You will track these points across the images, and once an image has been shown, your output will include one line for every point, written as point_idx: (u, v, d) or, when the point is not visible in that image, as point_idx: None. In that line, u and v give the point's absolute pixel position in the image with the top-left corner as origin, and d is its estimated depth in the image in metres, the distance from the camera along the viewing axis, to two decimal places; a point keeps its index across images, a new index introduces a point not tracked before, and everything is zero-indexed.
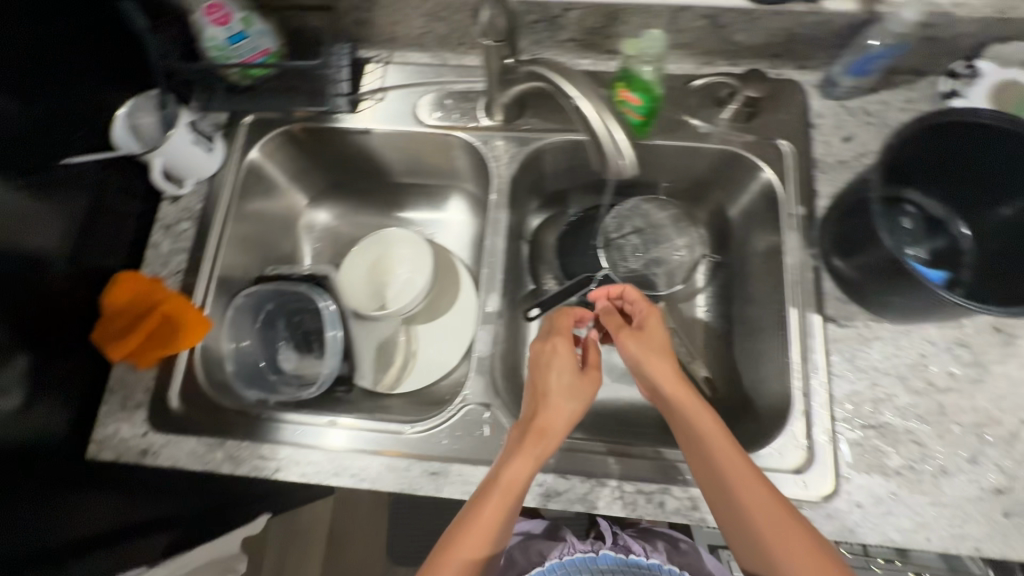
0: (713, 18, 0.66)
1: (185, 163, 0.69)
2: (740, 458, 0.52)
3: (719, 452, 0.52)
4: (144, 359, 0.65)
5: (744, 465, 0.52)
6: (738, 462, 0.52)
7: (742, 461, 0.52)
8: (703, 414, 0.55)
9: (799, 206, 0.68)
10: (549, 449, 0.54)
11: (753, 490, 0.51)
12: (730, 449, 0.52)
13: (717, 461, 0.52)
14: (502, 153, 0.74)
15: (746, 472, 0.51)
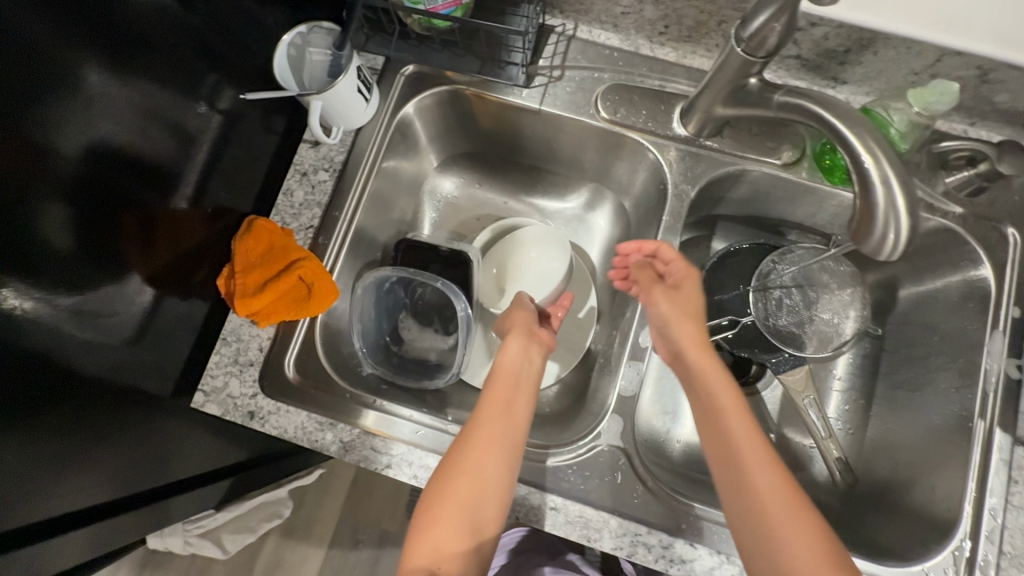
0: (984, 70, 0.55)
1: (341, 110, 0.62)
2: (765, 461, 0.52)
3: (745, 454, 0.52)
4: (267, 319, 0.60)
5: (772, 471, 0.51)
6: (764, 469, 0.51)
7: (764, 466, 0.51)
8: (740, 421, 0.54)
9: (1013, 306, 0.60)
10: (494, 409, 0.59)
11: (767, 501, 0.50)
12: (760, 457, 0.52)
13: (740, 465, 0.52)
14: (680, 168, 0.66)
15: (767, 475, 0.51)
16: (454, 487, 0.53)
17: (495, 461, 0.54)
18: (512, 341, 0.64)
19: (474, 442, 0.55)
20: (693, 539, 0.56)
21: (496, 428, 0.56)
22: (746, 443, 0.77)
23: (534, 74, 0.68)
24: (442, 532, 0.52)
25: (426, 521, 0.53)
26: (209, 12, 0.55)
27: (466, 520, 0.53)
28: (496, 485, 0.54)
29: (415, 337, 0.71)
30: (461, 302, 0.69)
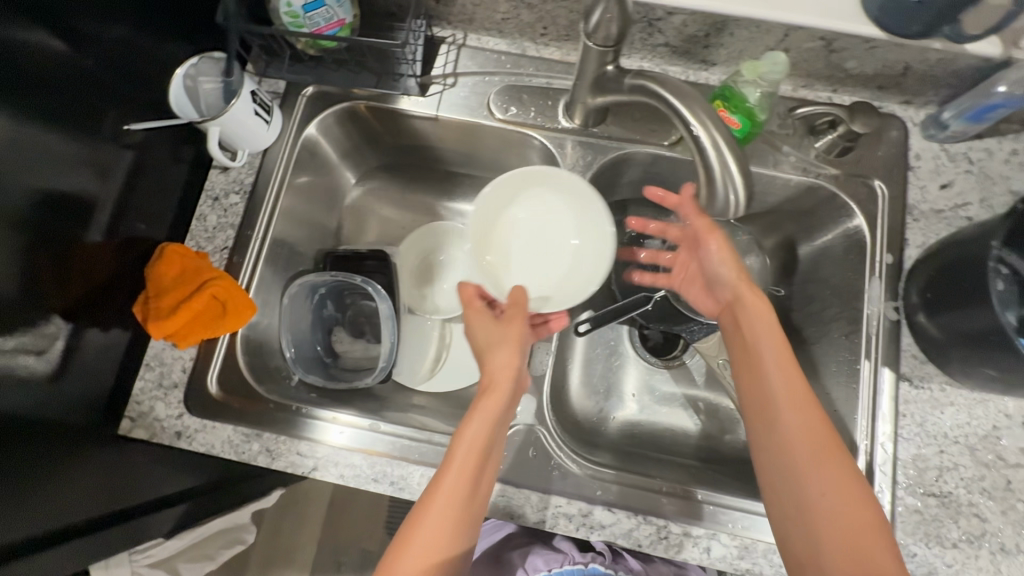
0: (826, 41, 0.60)
1: (241, 132, 0.65)
2: (806, 412, 0.52)
3: (788, 404, 0.53)
4: (183, 340, 0.62)
5: (809, 421, 0.52)
6: (801, 416, 0.52)
7: (810, 415, 0.52)
8: (790, 372, 0.54)
9: (887, 254, 0.65)
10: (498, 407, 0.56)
11: (809, 446, 0.51)
12: (797, 406, 0.53)
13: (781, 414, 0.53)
14: (571, 160, 0.70)
15: (808, 425, 0.52)
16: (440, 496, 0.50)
17: (475, 473, 0.52)
18: (497, 335, 0.59)
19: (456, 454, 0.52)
20: (612, 505, 0.59)
21: (481, 434, 0.53)
22: (674, 412, 0.81)
23: (429, 83, 0.72)
24: (426, 544, 0.49)
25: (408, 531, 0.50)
26: (100, 55, 0.56)
27: (455, 531, 0.50)
28: (470, 496, 0.51)
29: (352, 344, 0.75)
30: (384, 301, 0.72)
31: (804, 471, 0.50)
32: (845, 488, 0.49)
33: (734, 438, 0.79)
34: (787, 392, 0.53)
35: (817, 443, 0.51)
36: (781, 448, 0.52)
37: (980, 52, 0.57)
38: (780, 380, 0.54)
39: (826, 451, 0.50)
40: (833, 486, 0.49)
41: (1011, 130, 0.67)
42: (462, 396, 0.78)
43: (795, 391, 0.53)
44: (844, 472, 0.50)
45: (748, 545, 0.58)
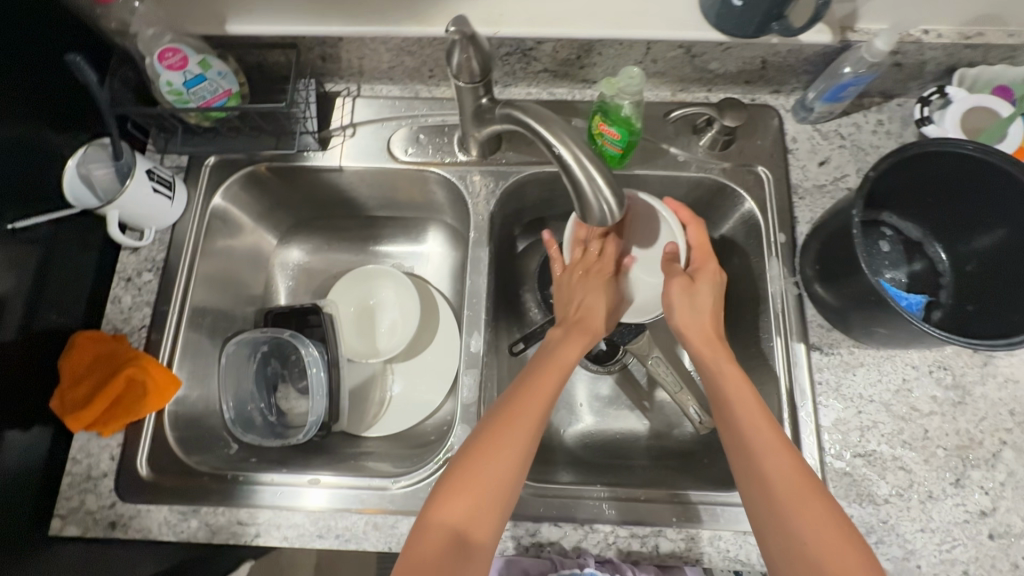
0: (686, 48, 0.65)
1: (142, 211, 0.66)
2: (790, 457, 0.53)
3: (769, 449, 0.53)
4: (108, 426, 0.62)
5: (794, 468, 0.52)
6: (785, 465, 0.52)
7: (792, 462, 0.53)
8: (769, 422, 0.55)
9: (781, 233, 0.68)
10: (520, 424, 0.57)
11: (795, 489, 0.51)
12: (771, 446, 0.54)
13: (764, 458, 0.53)
14: (476, 190, 0.73)
15: (794, 471, 0.52)
16: (486, 464, 0.53)
17: (525, 443, 0.55)
18: (580, 338, 0.66)
19: (508, 419, 0.56)
20: (557, 519, 0.60)
21: (537, 411, 0.57)
22: (623, 415, 0.82)
23: (329, 136, 0.74)
24: (462, 507, 0.51)
25: (444, 494, 0.52)
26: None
27: (488, 511, 0.52)
28: (520, 467, 0.54)
29: (294, 402, 0.74)
30: (309, 349, 0.73)
31: (792, 513, 0.50)
32: (829, 531, 0.48)
33: (682, 432, 0.79)
34: (769, 439, 0.54)
35: (801, 489, 0.51)
36: (768, 496, 0.51)
37: (817, 41, 0.62)
38: (758, 428, 0.55)
39: (806, 492, 0.51)
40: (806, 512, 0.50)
41: (873, 103, 0.72)
42: (410, 434, 0.78)
43: (767, 433, 0.54)
44: (825, 510, 0.50)
45: (693, 536, 0.59)
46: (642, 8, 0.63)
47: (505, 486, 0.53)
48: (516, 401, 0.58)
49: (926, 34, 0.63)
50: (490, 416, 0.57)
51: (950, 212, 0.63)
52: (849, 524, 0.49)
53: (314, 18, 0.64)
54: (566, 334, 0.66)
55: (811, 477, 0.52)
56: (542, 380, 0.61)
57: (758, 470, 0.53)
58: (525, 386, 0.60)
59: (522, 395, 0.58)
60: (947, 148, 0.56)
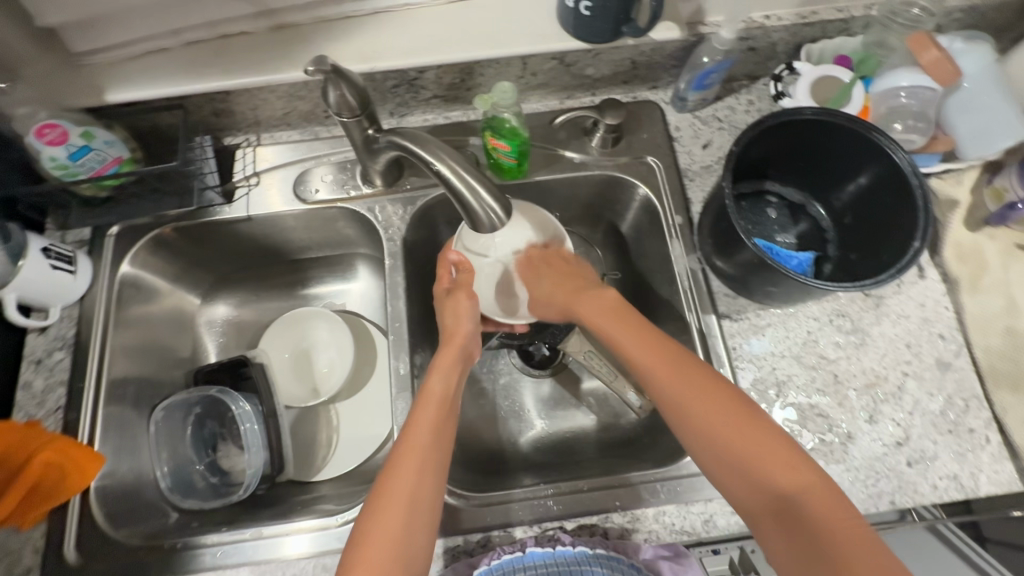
0: (559, 59, 0.69)
1: (43, 290, 0.65)
2: (706, 392, 0.52)
3: (683, 393, 0.53)
4: (28, 517, 0.59)
5: (711, 398, 0.52)
6: (706, 402, 0.52)
7: (709, 395, 0.52)
8: (680, 365, 0.55)
9: (678, 215, 0.73)
10: (423, 455, 0.55)
11: (719, 419, 0.51)
12: (672, 371, 0.54)
13: (685, 402, 0.52)
14: (387, 219, 0.74)
15: (703, 396, 0.52)
16: (384, 528, 0.50)
17: (423, 485, 0.53)
18: (452, 366, 0.63)
19: (398, 471, 0.54)
20: (505, 525, 0.61)
21: (428, 451, 0.55)
22: (570, 413, 0.83)
23: (235, 188, 0.75)
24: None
25: (352, 567, 0.49)
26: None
27: (395, 571, 0.49)
28: (425, 510, 0.53)
29: (235, 458, 0.72)
30: (241, 403, 0.71)
31: (721, 442, 0.50)
32: (756, 443, 0.49)
33: (629, 420, 0.81)
34: (681, 384, 0.53)
35: (725, 416, 0.51)
36: (699, 436, 0.51)
37: (671, 37, 0.68)
38: (668, 374, 0.54)
39: (731, 416, 0.51)
40: (730, 422, 0.50)
41: (741, 85, 0.78)
42: (360, 470, 0.77)
43: (681, 374, 0.54)
44: (746, 422, 0.50)
45: (639, 516, 0.61)
46: (511, 27, 0.67)
47: (409, 535, 0.51)
48: (402, 450, 0.55)
49: (767, 19, 0.69)
50: (382, 472, 0.55)
51: (819, 172, 0.68)
52: (771, 426, 0.50)
53: (198, 77, 0.65)
54: (437, 361, 0.63)
55: (731, 397, 0.52)
56: (417, 420, 0.58)
57: (683, 415, 0.52)
58: (409, 430, 0.57)
59: (407, 439, 0.56)
60: (795, 117, 0.62)
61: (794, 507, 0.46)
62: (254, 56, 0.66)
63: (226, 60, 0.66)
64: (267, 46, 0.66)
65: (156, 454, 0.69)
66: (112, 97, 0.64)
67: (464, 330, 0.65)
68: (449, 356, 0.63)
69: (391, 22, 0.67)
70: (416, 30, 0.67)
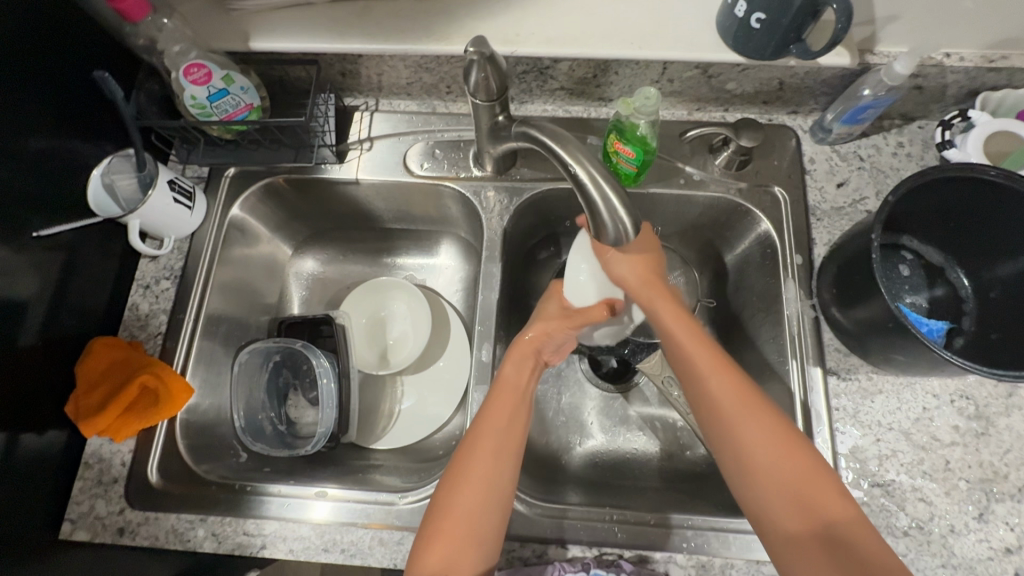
0: (703, 69, 0.65)
1: (163, 221, 0.67)
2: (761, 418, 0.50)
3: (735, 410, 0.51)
4: (119, 434, 0.62)
5: (762, 416, 0.50)
6: (757, 424, 0.50)
7: (766, 419, 0.50)
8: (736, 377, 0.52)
9: (797, 255, 0.68)
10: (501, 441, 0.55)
11: (770, 441, 0.49)
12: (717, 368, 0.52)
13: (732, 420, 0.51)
14: (490, 205, 0.73)
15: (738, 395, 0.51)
16: (459, 504, 0.52)
17: (501, 470, 0.54)
18: (526, 358, 0.61)
19: (480, 451, 0.54)
20: (564, 541, 0.60)
21: (505, 434, 0.55)
22: (635, 435, 0.79)
23: (347, 150, 0.75)
24: (445, 550, 0.50)
25: (426, 543, 0.51)
26: (15, 163, 0.56)
27: (469, 547, 0.50)
28: (500, 492, 0.53)
29: (303, 411, 0.74)
30: (320, 359, 0.72)
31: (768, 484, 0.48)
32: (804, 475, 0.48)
33: (695, 454, 0.76)
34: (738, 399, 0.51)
35: (776, 441, 0.49)
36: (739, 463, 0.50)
37: (836, 64, 0.62)
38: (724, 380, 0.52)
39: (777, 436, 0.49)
40: (757, 432, 0.49)
41: (893, 124, 0.71)
42: (418, 448, 0.77)
43: (743, 400, 0.51)
44: (795, 451, 0.49)
45: (704, 563, 0.58)
46: (659, 29, 0.64)
47: (482, 510, 0.52)
48: (481, 432, 0.55)
49: (948, 57, 0.62)
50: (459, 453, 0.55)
51: (975, 235, 0.61)
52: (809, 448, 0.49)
53: (337, 37, 0.65)
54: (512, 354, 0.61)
55: (779, 419, 0.50)
56: (493, 407, 0.57)
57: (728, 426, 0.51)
58: (485, 415, 0.57)
59: (485, 418, 0.56)
60: (970, 174, 0.56)
61: (833, 531, 0.46)
62: (393, 23, 0.65)
63: (366, 22, 0.66)
64: (409, 14, 0.66)
65: (236, 401, 0.70)
66: (252, 45, 0.65)
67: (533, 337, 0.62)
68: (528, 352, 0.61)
69: (535, 7, 0.65)
70: (560, 19, 0.64)
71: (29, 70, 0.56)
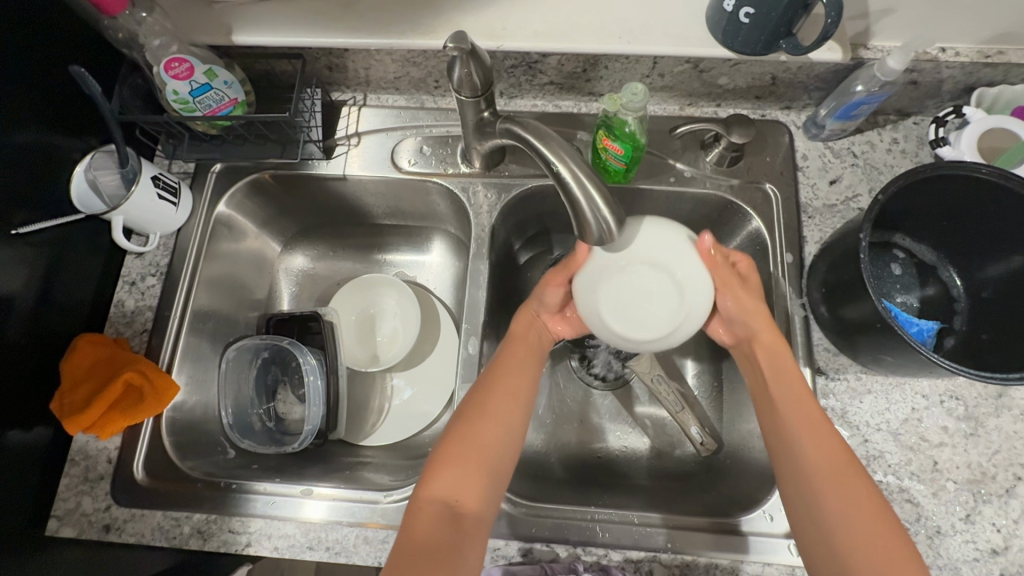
0: (695, 63, 0.64)
1: (147, 217, 0.67)
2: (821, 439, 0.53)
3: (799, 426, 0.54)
4: (104, 432, 0.62)
5: (827, 445, 0.52)
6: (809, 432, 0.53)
7: (820, 434, 0.53)
8: (804, 417, 0.54)
9: (788, 253, 0.67)
10: (516, 394, 0.59)
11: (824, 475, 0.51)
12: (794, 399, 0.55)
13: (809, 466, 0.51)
14: (478, 201, 0.72)
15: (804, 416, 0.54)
16: (474, 432, 0.55)
17: (513, 411, 0.58)
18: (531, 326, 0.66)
19: (496, 394, 0.58)
20: (549, 540, 0.60)
21: (517, 383, 0.60)
22: (625, 431, 0.79)
23: (335, 145, 0.74)
24: (454, 476, 0.53)
25: (436, 468, 0.53)
26: None
27: (481, 482, 0.53)
28: (510, 428, 0.57)
29: (292, 407, 0.73)
30: (305, 357, 0.71)
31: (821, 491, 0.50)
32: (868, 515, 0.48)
33: (684, 452, 0.76)
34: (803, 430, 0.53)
35: (858, 501, 0.49)
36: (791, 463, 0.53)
37: (828, 59, 0.61)
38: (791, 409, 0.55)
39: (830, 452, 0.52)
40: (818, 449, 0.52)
41: (888, 120, 0.70)
42: (407, 444, 0.76)
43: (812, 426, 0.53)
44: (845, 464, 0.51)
45: (689, 563, 0.58)
46: (649, 23, 0.63)
47: (497, 448, 0.55)
48: (495, 378, 0.60)
49: (943, 52, 0.61)
50: (478, 390, 0.59)
51: (968, 235, 0.60)
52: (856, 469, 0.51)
53: (321, 33, 0.64)
54: (513, 324, 0.66)
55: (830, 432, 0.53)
56: (508, 359, 0.62)
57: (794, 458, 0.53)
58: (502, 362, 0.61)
59: (502, 365, 0.61)
60: (960, 172, 0.55)
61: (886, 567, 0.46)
62: (379, 16, 0.64)
63: (351, 16, 0.65)
64: (396, 7, 0.64)
65: (223, 399, 0.70)
66: (237, 38, 0.65)
67: (530, 313, 0.67)
68: (526, 330, 0.66)
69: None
70: (548, 12, 0.63)
71: (9, 64, 0.56)
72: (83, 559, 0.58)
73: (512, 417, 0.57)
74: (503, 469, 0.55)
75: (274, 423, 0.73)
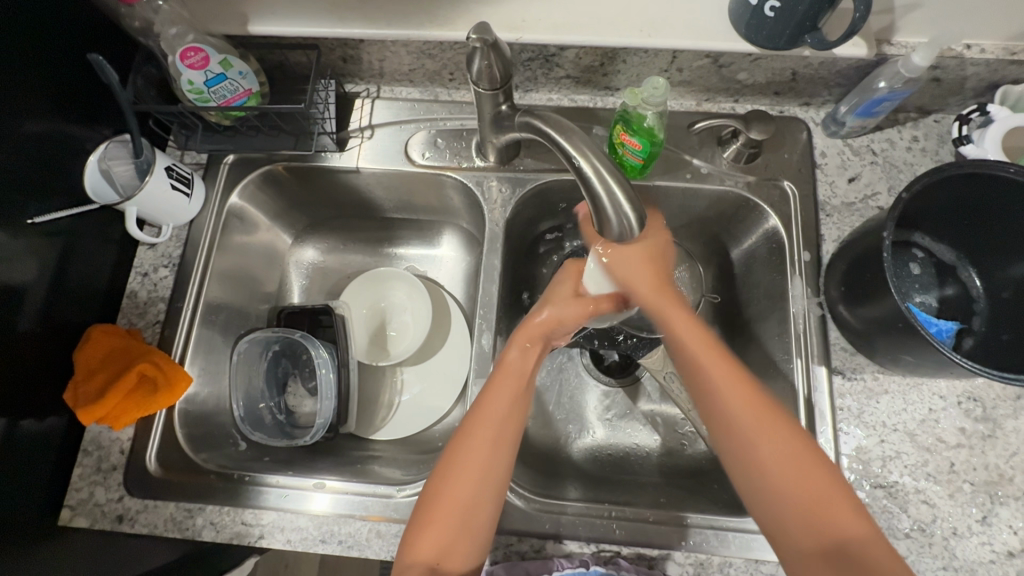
0: (715, 58, 0.63)
1: (160, 208, 0.66)
2: (775, 428, 0.49)
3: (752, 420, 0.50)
4: (117, 423, 0.62)
5: (780, 438, 0.49)
6: (760, 427, 0.49)
7: (770, 423, 0.49)
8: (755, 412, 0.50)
9: (805, 251, 0.66)
10: (502, 436, 0.53)
11: (795, 499, 0.47)
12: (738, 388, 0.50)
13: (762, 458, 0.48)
14: (492, 196, 0.72)
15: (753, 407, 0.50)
16: (450, 492, 0.51)
17: (490, 456, 0.52)
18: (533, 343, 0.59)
19: (471, 442, 0.53)
20: (562, 536, 0.59)
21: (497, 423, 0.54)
22: (635, 428, 0.78)
23: (348, 137, 0.74)
24: (434, 538, 0.50)
25: (417, 529, 0.51)
26: (12, 149, 0.55)
27: (461, 538, 0.50)
28: (491, 480, 0.52)
29: (302, 400, 0.73)
30: (318, 350, 0.71)
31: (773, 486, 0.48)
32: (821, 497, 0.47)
33: (695, 450, 0.75)
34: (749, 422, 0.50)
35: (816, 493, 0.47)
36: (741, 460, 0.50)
37: (852, 54, 0.61)
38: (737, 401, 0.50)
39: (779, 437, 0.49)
40: (770, 447, 0.49)
41: (908, 118, 0.69)
42: (417, 439, 0.76)
43: (759, 414, 0.49)
44: (802, 451, 0.48)
45: (703, 561, 0.58)
46: (670, 16, 0.62)
47: (474, 504, 0.51)
48: (475, 422, 0.54)
49: (968, 49, 0.60)
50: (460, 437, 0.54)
51: (990, 234, 0.59)
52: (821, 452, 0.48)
53: (336, 24, 0.64)
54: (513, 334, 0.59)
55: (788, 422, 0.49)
56: (493, 393, 0.56)
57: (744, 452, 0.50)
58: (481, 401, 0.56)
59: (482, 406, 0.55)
60: (986, 171, 0.54)
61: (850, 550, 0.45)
62: (395, 7, 0.64)
63: (367, 7, 0.64)
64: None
65: (234, 392, 0.69)
66: (253, 28, 0.64)
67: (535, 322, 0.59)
68: (530, 344, 0.58)
69: None
70: (567, 4, 0.63)
71: (25, 52, 0.55)
72: (96, 549, 0.58)
73: (492, 462, 0.52)
74: (485, 524, 0.51)
75: (285, 416, 0.72)
